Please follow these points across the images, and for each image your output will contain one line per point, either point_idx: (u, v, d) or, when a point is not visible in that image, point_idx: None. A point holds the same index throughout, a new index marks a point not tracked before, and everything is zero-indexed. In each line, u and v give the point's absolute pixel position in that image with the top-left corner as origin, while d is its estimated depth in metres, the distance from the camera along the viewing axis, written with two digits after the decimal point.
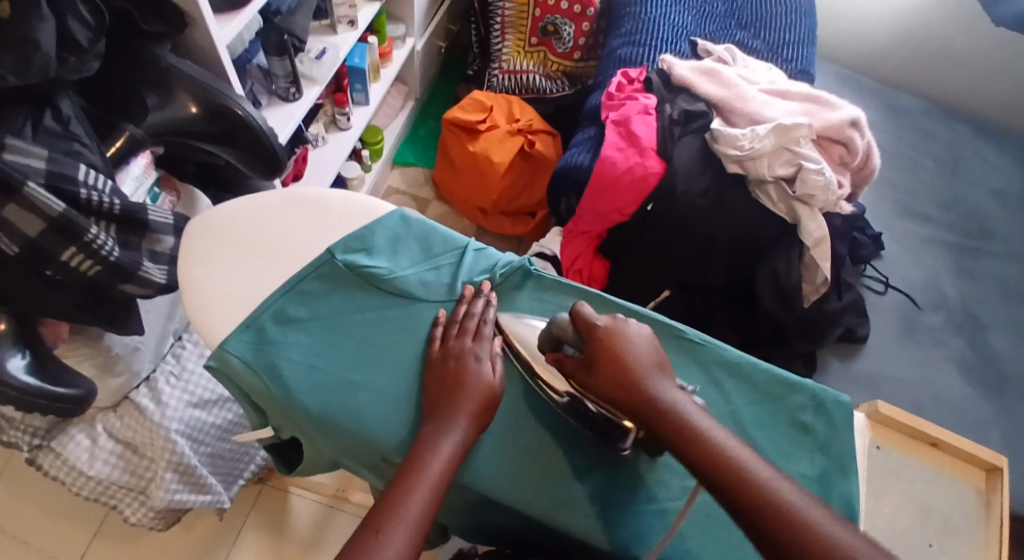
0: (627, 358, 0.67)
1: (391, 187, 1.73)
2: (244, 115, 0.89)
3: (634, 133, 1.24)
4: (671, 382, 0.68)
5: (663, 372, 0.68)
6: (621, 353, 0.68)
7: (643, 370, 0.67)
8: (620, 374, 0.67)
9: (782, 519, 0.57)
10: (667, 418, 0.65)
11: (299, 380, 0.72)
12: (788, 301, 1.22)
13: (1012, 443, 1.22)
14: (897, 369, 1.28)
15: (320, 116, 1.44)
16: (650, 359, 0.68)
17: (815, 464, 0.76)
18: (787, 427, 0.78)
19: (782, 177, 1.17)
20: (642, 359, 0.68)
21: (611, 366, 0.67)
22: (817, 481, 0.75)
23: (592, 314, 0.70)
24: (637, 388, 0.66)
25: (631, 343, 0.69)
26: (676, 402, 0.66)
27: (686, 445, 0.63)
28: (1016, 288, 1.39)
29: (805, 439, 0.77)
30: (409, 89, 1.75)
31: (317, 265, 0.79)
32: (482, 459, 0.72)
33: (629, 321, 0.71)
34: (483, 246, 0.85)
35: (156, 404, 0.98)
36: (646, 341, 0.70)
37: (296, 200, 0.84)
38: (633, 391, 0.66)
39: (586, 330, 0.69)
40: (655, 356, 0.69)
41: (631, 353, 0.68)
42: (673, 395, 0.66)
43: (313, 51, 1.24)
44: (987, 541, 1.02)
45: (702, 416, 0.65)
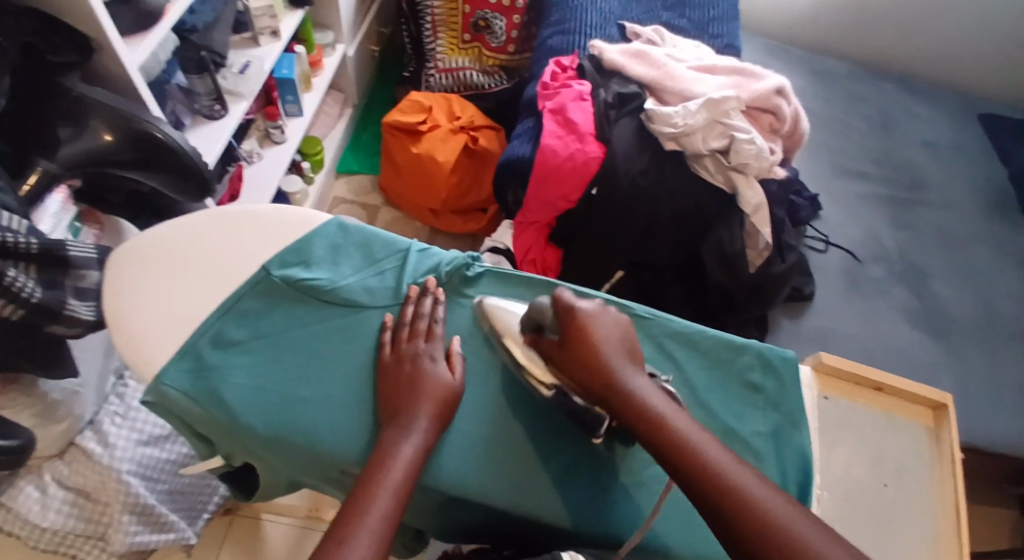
0: (600, 344, 0.68)
1: (337, 198, 1.71)
2: (162, 135, 0.86)
3: (572, 120, 1.25)
4: (639, 372, 0.69)
5: (632, 364, 0.69)
6: (593, 339, 0.69)
7: (615, 356, 0.68)
8: (593, 357, 0.68)
9: (744, 514, 0.57)
10: (631, 404, 0.66)
11: (243, 403, 0.71)
12: (733, 268, 1.24)
13: (961, 381, 1.26)
14: (846, 323, 1.32)
15: (253, 131, 1.42)
16: (623, 347, 0.70)
17: (768, 421, 0.78)
18: (737, 389, 0.79)
19: (717, 149, 1.19)
20: (612, 345, 0.69)
21: (586, 349, 0.68)
22: (771, 437, 0.77)
23: (574, 298, 0.71)
24: (606, 372, 0.67)
25: (606, 328, 0.70)
26: (642, 390, 0.67)
27: (652, 432, 0.64)
28: (950, 233, 1.45)
29: (756, 398, 0.79)
30: (346, 96, 1.73)
31: (254, 284, 0.77)
32: (443, 458, 0.72)
33: (608, 308, 0.73)
34: (426, 246, 0.84)
35: (105, 446, 0.97)
36: (622, 330, 0.71)
37: (226, 220, 0.82)
38: (602, 376, 0.67)
39: (566, 313, 0.71)
40: (627, 342, 0.70)
41: (604, 338, 0.69)
42: (640, 383, 0.67)
43: (236, 65, 1.22)
44: (943, 476, 1.02)
45: (668, 405, 0.66)
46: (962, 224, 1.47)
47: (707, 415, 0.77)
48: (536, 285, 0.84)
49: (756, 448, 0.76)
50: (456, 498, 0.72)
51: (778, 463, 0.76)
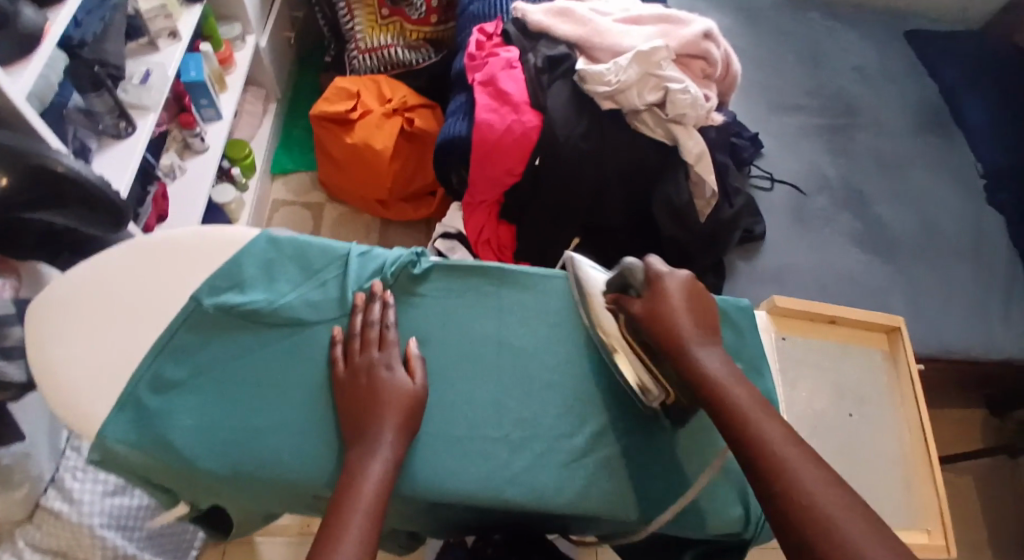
0: (672, 308, 0.73)
1: (278, 200, 1.67)
2: (67, 170, 0.83)
3: (504, 91, 1.22)
4: (707, 338, 0.72)
5: (702, 331, 0.72)
6: (670, 303, 0.73)
7: (687, 320, 0.72)
8: (666, 318, 0.72)
9: (769, 469, 0.61)
10: (690, 366, 0.69)
11: (193, 445, 0.68)
12: (682, 219, 1.23)
13: (913, 297, 1.33)
14: (797, 257, 1.36)
15: (171, 142, 1.37)
16: (697, 315, 0.74)
17: None
18: None
19: (653, 103, 1.17)
20: (687, 311, 0.73)
21: (660, 306, 0.73)
22: None
23: (666, 267, 0.76)
24: (675, 332, 0.71)
25: (683, 296, 0.74)
26: (704, 354, 0.70)
27: (704, 389, 0.68)
28: (888, 158, 1.50)
29: None
30: (267, 91, 1.65)
31: (185, 316, 0.74)
32: (417, 465, 0.73)
33: (692, 280, 0.77)
34: (366, 248, 0.81)
35: (71, 503, 0.97)
36: (702, 301, 0.75)
37: (142, 251, 0.77)
38: (672, 334, 0.72)
39: (653, 278, 0.76)
40: (703, 309, 0.74)
41: (679, 303, 0.73)
42: (706, 349, 0.70)
43: (136, 75, 1.18)
44: (903, 399, 0.99)
45: (726, 371, 0.69)
46: (897, 147, 1.52)
47: None
48: (484, 273, 0.83)
49: None
50: (434, 503, 0.72)
51: None
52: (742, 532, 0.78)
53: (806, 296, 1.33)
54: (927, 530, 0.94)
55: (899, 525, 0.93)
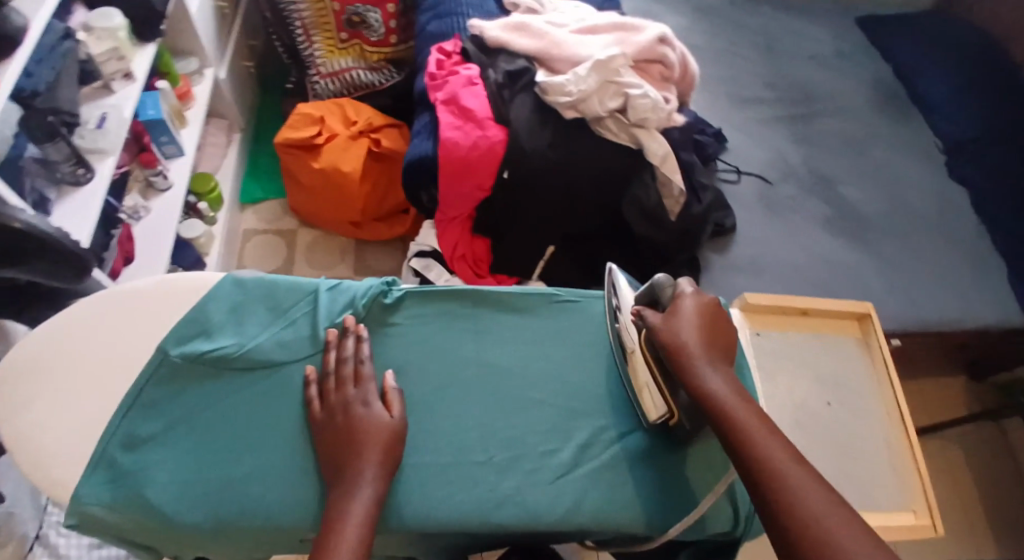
0: (690, 328, 0.72)
1: (248, 230, 1.66)
2: (24, 226, 0.82)
3: (467, 108, 1.22)
4: (719, 362, 0.72)
5: (714, 355, 0.72)
6: (686, 323, 0.73)
7: (702, 341, 0.72)
8: (680, 337, 0.72)
9: (773, 492, 0.61)
10: (699, 387, 0.69)
11: (170, 498, 0.72)
12: (657, 221, 1.24)
13: (884, 275, 1.39)
14: (769, 245, 1.40)
15: (133, 183, 1.39)
16: (712, 337, 0.73)
17: None
18: None
19: (614, 109, 1.19)
20: (703, 332, 0.73)
21: (676, 325, 0.73)
22: None
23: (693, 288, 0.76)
24: (687, 352, 0.71)
25: (699, 317, 0.74)
26: (716, 379, 0.69)
27: (713, 411, 0.68)
28: (854, 141, 1.59)
29: None
30: (229, 121, 1.65)
31: (154, 369, 0.77)
32: (407, 493, 0.73)
33: (714, 301, 0.76)
34: (335, 281, 0.83)
35: (57, 558, 1.01)
36: (719, 323, 0.75)
37: (106, 307, 0.81)
38: (687, 354, 0.71)
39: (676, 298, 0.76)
40: (720, 331, 0.74)
41: (693, 324, 0.73)
42: (716, 374, 0.70)
43: (92, 120, 1.17)
44: (881, 384, 0.97)
45: (736, 394, 0.69)
46: (862, 130, 1.61)
47: None
48: (459, 296, 0.84)
49: None
50: (424, 533, 0.72)
51: None
52: (733, 531, 0.78)
53: (779, 284, 1.35)
54: (913, 510, 0.90)
55: (885, 507, 0.90)
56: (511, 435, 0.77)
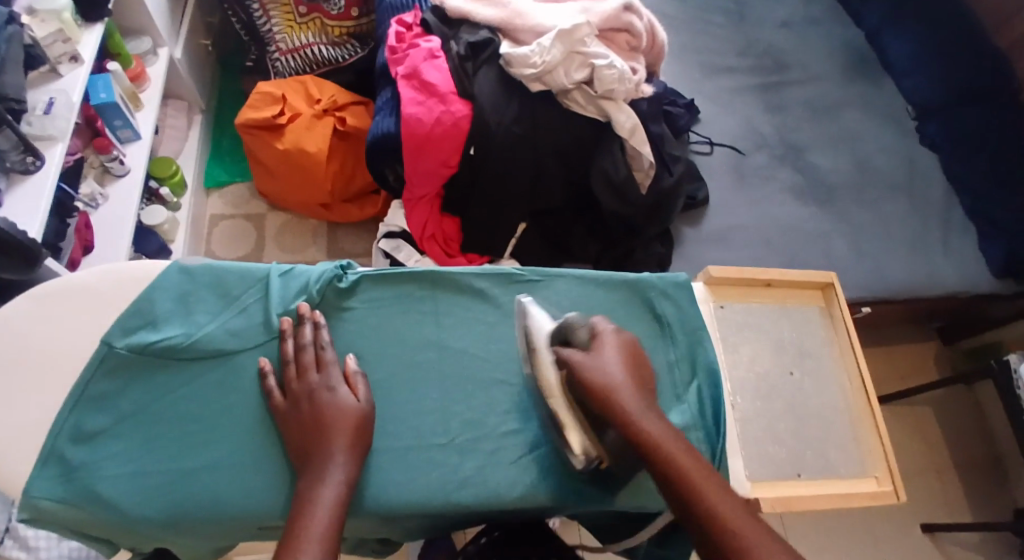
0: (613, 367, 0.70)
1: (214, 215, 1.62)
2: None
3: (428, 82, 1.18)
4: (650, 404, 0.69)
5: (643, 394, 0.70)
6: (609, 362, 0.70)
7: (630, 381, 0.70)
8: (608, 378, 0.69)
9: (724, 539, 0.60)
10: (636, 430, 0.67)
11: (124, 492, 0.73)
12: (624, 195, 1.22)
13: (854, 244, 1.40)
14: (740, 216, 1.39)
15: (89, 169, 1.34)
16: (637, 377, 0.72)
17: (678, 350, 0.86)
18: (646, 320, 0.87)
19: (581, 81, 1.16)
20: (627, 371, 0.71)
21: (601, 365, 0.70)
22: (684, 360, 0.85)
23: (608, 326, 0.75)
24: (617, 392, 0.68)
25: (621, 355, 0.72)
26: (652, 422, 0.67)
27: (653, 457, 0.66)
28: (820, 109, 1.57)
29: (659, 327, 0.86)
30: (189, 102, 1.61)
31: (100, 362, 0.78)
32: (381, 476, 0.74)
33: (630, 338, 0.75)
34: (286, 267, 0.84)
35: (27, 550, 1.00)
36: (641, 362, 0.74)
37: (45, 299, 0.79)
38: (622, 396, 0.68)
39: (594, 337, 0.74)
40: (640, 371, 0.73)
41: (619, 363, 0.71)
42: (655, 418, 0.68)
43: (39, 105, 1.12)
44: (843, 351, 0.92)
45: (671, 436, 0.67)
46: (830, 97, 1.60)
47: None
48: (417, 278, 0.85)
49: (667, 376, 0.84)
50: (393, 516, 0.74)
51: (693, 389, 0.84)
52: None
53: (751, 255, 1.35)
54: (874, 476, 0.86)
55: (846, 475, 0.86)
56: (472, 417, 0.79)
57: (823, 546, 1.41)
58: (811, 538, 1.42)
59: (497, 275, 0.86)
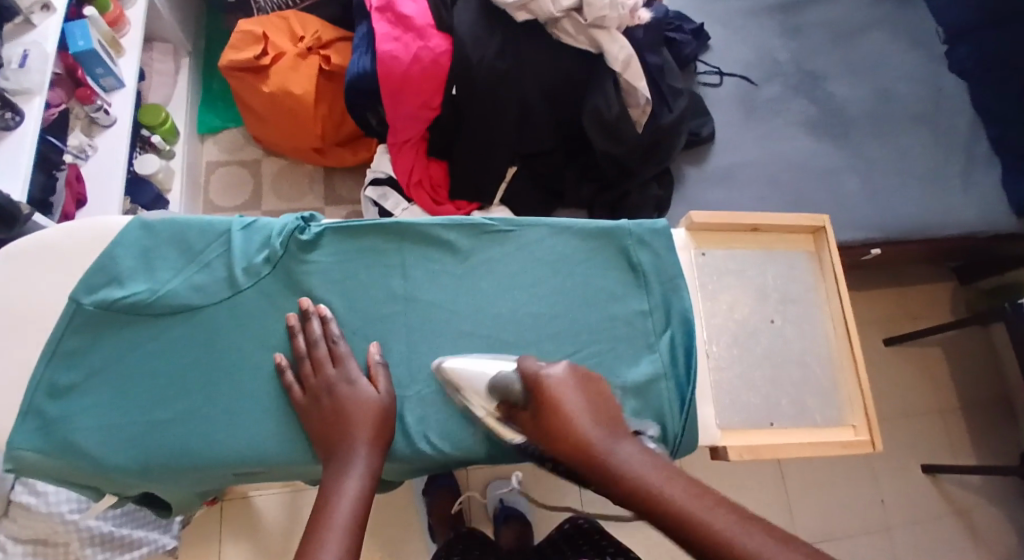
0: (565, 416, 0.66)
1: (211, 162, 1.60)
2: None
3: (403, 16, 1.12)
4: (619, 437, 0.66)
5: (609, 430, 0.66)
6: (559, 412, 0.66)
7: (589, 423, 0.66)
8: (565, 432, 0.65)
9: None
10: (615, 477, 0.63)
11: (103, 446, 0.74)
12: (614, 134, 1.15)
13: (869, 180, 1.32)
14: (747, 153, 1.32)
15: (75, 121, 1.31)
16: (596, 412, 0.67)
17: (655, 298, 0.85)
18: (618, 268, 0.86)
19: (570, 8, 1.08)
20: (583, 412, 0.66)
21: (552, 419, 0.66)
22: (660, 308, 0.85)
23: (543, 368, 0.70)
24: (580, 444, 0.64)
25: (571, 396, 0.67)
26: (624, 457, 0.63)
27: (646, 501, 0.61)
28: (842, 31, 1.46)
29: (632, 275, 0.85)
30: (176, 44, 1.57)
31: (69, 319, 0.76)
32: None
33: (576, 370, 0.71)
34: (248, 220, 0.82)
35: (37, 495, 1.00)
36: (595, 393, 0.69)
37: (17, 257, 0.78)
38: (577, 449, 0.65)
39: (534, 385, 0.69)
40: (595, 402, 0.68)
41: (571, 407, 0.66)
42: (625, 452, 0.64)
43: (14, 58, 1.08)
44: (830, 298, 0.93)
45: (655, 471, 0.63)
46: (854, 17, 1.48)
47: (590, 310, 0.84)
48: (385, 229, 0.82)
49: (638, 325, 0.84)
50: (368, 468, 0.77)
51: (668, 338, 0.84)
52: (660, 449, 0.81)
53: (756, 194, 1.29)
54: (852, 426, 0.89)
55: (822, 424, 0.89)
56: None
57: (828, 483, 1.41)
58: (816, 475, 1.41)
59: (465, 227, 0.84)
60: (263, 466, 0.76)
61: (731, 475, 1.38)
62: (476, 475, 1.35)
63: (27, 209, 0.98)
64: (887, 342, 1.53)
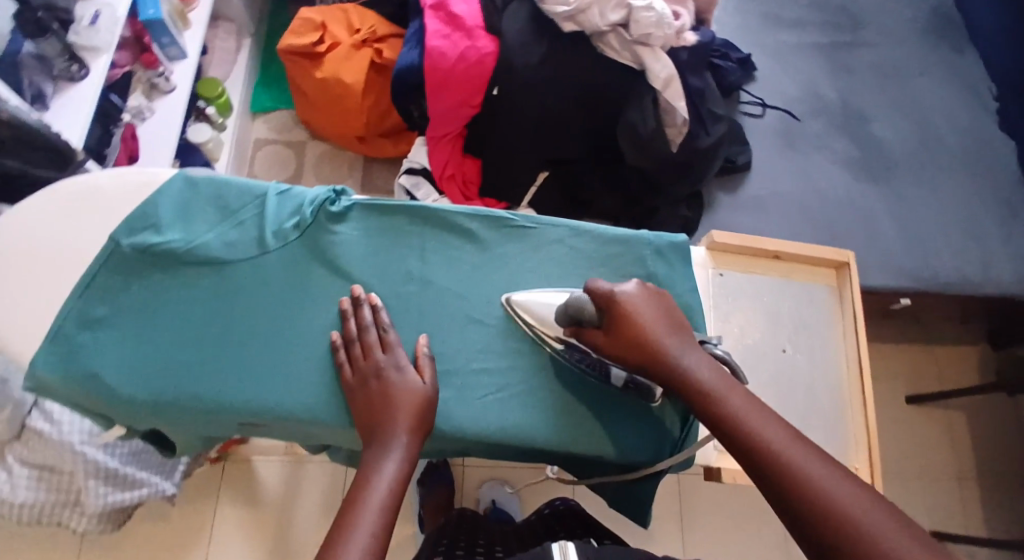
0: (640, 327, 0.71)
1: (260, 139, 1.66)
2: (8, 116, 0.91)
3: (455, 15, 1.15)
4: (688, 342, 0.71)
5: (681, 338, 0.72)
6: (634, 323, 0.72)
7: (661, 332, 0.71)
8: (641, 339, 0.71)
9: (800, 491, 0.59)
10: (683, 380, 0.68)
11: (119, 377, 0.76)
12: (648, 150, 1.17)
13: (905, 227, 1.31)
14: (781, 184, 1.33)
15: (137, 84, 1.38)
16: (668, 324, 0.72)
17: None
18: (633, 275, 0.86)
19: (617, 23, 1.09)
20: (656, 324, 0.72)
21: (629, 332, 0.71)
22: None
23: (612, 286, 0.75)
24: (655, 351, 0.70)
25: (645, 312, 0.73)
26: (693, 363, 0.69)
27: (707, 410, 0.66)
28: (892, 74, 1.45)
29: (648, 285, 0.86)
30: (239, 25, 1.63)
31: (106, 257, 0.81)
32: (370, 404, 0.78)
33: (643, 287, 0.76)
34: (284, 187, 0.86)
35: (51, 423, 1.07)
36: (664, 308, 0.74)
37: (67, 194, 0.83)
38: (651, 352, 0.70)
39: (606, 302, 0.74)
40: (669, 314, 0.74)
41: (646, 319, 0.72)
42: (692, 358, 0.69)
43: (86, 16, 1.14)
44: (845, 334, 0.95)
45: (720, 378, 0.68)
46: (907, 61, 1.47)
47: None
48: (411, 212, 0.86)
49: None
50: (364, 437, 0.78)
51: None
52: (655, 457, 0.81)
53: (785, 227, 1.29)
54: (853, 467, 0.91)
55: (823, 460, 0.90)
56: (445, 351, 0.81)
57: None
58: None
59: (488, 219, 0.87)
60: (264, 418, 0.77)
61: (727, 507, 1.37)
62: (470, 475, 1.35)
63: (82, 155, 1.04)
64: (908, 398, 1.50)
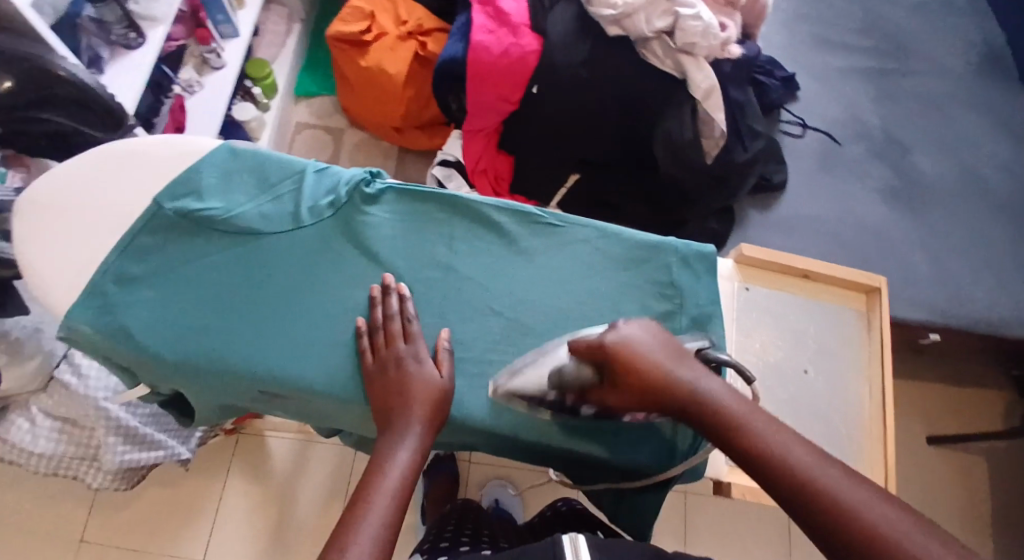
0: (647, 375, 0.67)
1: (300, 123, 1.69)
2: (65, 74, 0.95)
3: (502, 11, 1.17)
4: (697, 369, 0.68)
5: (689, 368, 0.68)
6: (639, 371, 0.67)
7: (669, 374, 0.67)
8: (650, 388, 0.67)
9: (827, 508, 0.58)
10: (704, 413, 0.66)
11: (149, 334, 0.78)
12: (682, 159, 1.17)
13: (938, 261, 1.28)
14: (814, 207, 1.32)
15: (189, 59, 1.42)
16: (671, 358, 0.68)
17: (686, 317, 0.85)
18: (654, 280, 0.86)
19: (662, 30, 1.09)
20: (661, 363, 0.68)
21: (636, 384, 0.67)
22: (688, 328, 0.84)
23: (603, 336, 0.69)
24: (668, 395, 0.67)
25: (648, 353, 0.68)
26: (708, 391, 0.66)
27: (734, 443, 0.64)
28: (938, 105, 1.43)
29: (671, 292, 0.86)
30: (291, 10, 1.67)
31: (148, 218, 0.83)
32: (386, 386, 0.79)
33: (633, 323, 0.71)
34: (323, 166, 0.88)
35: (79, 377, 1.12)
36: (661, 339, 0.70)
37: (117, 155, 0.86)
38: (664, 397, 0.67)
39: (602, 357, 0.69)
40: (669, 345, 0.70)
41: (650, 363, 0.68)
42: (708, 387, 0.67)
43: None
44: (870, 359, 0.94)
45: (739, 403, 0.66)
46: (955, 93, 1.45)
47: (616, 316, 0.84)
48: (442, 200, 0.87)
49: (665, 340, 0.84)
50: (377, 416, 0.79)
51: None
52: (663, 464, 0.81)
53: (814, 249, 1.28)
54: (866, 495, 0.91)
55: None
56: (463, 340, 0.82)
57: None
58: None
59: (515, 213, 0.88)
60: (284, 389, 0.79)
61: (733, 529, 1.36)
62: (477, 471, 1.36)
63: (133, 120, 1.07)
64: (929, 438, 1.47)
